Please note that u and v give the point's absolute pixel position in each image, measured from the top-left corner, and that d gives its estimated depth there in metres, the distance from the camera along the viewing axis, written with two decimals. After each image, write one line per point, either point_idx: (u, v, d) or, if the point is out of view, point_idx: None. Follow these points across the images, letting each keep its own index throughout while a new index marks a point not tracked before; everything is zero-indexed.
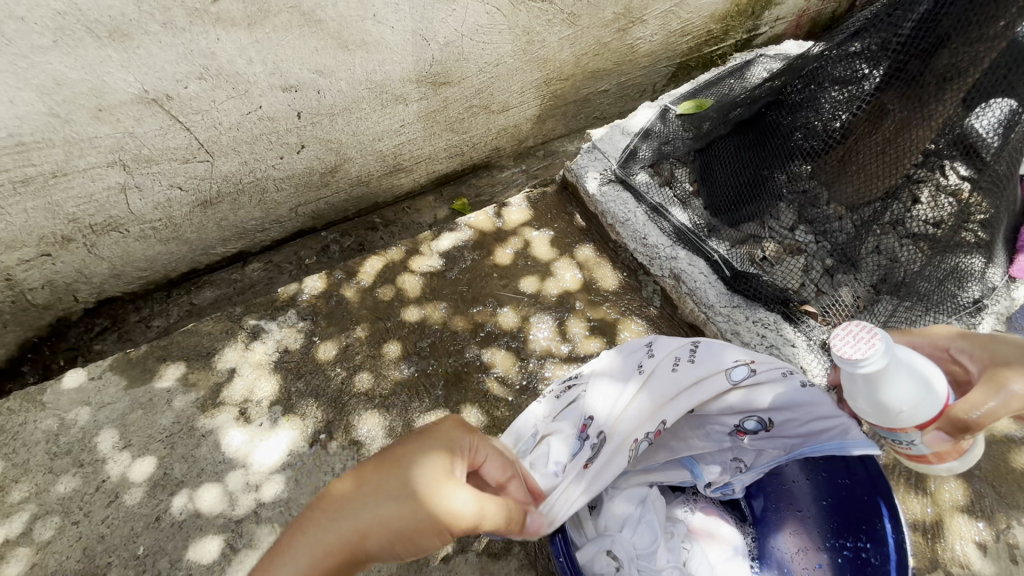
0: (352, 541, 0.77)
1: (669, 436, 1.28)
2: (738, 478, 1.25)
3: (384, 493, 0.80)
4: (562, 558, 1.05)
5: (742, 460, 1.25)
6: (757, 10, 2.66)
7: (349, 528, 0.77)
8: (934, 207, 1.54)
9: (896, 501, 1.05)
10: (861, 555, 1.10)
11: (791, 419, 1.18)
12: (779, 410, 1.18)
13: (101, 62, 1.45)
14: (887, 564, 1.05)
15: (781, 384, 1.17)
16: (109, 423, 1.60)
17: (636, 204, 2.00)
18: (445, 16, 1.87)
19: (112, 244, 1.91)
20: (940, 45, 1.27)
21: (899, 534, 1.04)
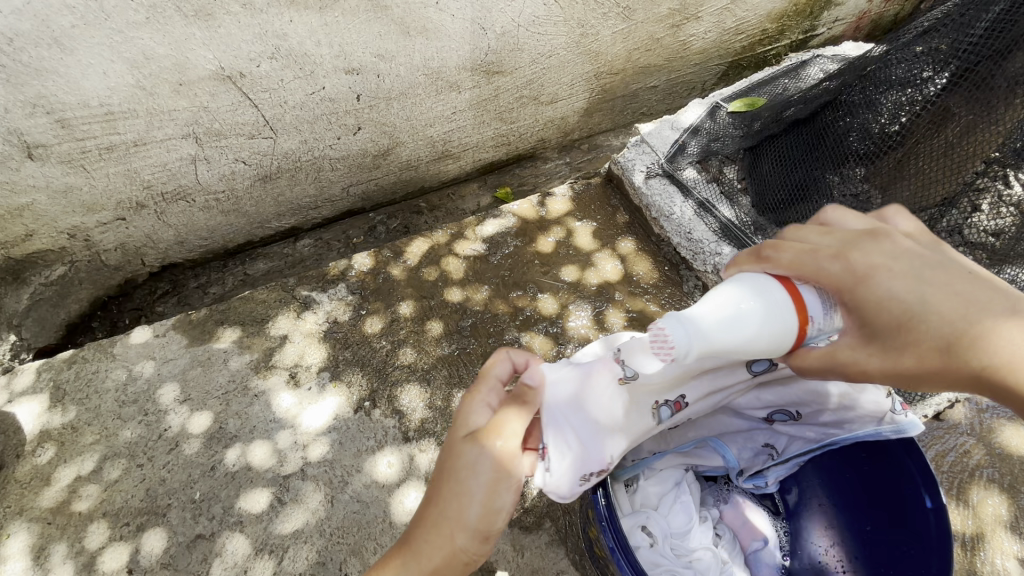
0: (450, 559, 0.90)
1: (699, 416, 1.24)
2: (772, 469, 1.25)
3: (458, 500, 0.90)
4: (604, 523, 1.10)
5: (773, 447, 1.24)
6: (816, 10, 2.61)
7: (437, 543, 0.90)
8: (995, 216, 1.54)
9: (942, 497, 1.03)
10: (901, 547, 1.10)
11: (817, 410, 1.15)
12: (805, 404, 1.15)
13: (186, 39, 1.55)
14: (926, 557, 1.05)
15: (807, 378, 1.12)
16: (172, 377, 1.72)
17: (683, 199, 1.98)
18: (504, 7, 1.91)
19: (179, 213, 2.03)
20: (1014, 47, 1.24)
21: (941, 528, 1.02)
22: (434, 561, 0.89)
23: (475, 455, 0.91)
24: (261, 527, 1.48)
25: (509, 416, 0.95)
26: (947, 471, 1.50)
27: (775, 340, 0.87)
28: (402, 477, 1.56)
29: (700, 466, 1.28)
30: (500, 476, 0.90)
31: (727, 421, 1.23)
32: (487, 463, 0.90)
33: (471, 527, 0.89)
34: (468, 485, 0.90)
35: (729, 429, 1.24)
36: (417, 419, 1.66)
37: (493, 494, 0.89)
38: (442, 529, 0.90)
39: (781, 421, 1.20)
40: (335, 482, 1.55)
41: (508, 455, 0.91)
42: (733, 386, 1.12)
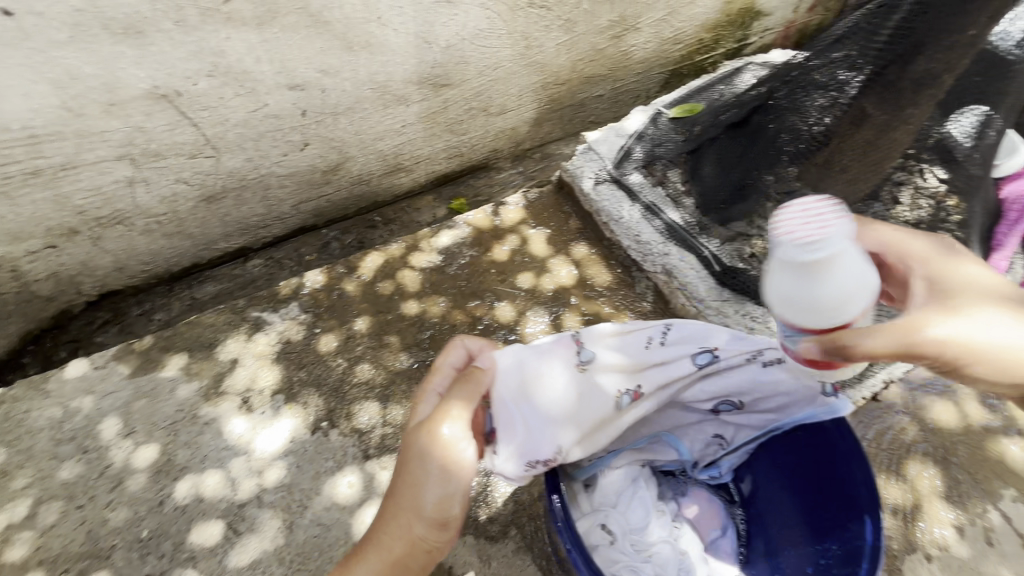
0: (410, 548, 0.93)
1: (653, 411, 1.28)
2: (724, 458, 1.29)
3: (409, 491, 0.92)
4: (560, 525, 1.10)
5: (723, 437, 1.28)
6: (746, 20, 2.76)
7: (395, 535, 0.93)
8: (915, 209, 1.69)
9: (873, 471, 1.10)
10: (839, 523, 1.14)
11: (758, 398, 1.21)
12: (745, 393, 1.21)
13: (115, 58, 1.51)
14: (862, 530, 1.09)
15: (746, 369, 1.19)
16: (114, 410, 1.64)
17: (631, 203, 2.05)
18: (447, 20, 1.93)
19: (117, 238, 1.94)
20: (915, 52, 1.36)
21: (873, 501, 1.08)
22: (394, 551, 0.93)
23: (421, 444, 0.93)
24: (215, 561, 1.42)
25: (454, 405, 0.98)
26: (885, 449, 1.60)
27: (843, 299, 0.94)
28: (364, 496, 1.52)
29: (657, 461, 1.31)
30: (445, 465, 0.91)
31: (679, 415, 1.28)
32: (431, 450, 0.92)
33: (423, 514, 0.91)
34: (415, 474, 0.92)
35: (681, 421, 1.28)
36: (377, 436, 1.63)
37: (443, 484, 0.91)
38: (397, 520, 0.93)
39: (727, 411, 1.25)
40: (294, 506, 1.50)
41: (452, 442, 0.93)
42: (678, 381, 1.21)
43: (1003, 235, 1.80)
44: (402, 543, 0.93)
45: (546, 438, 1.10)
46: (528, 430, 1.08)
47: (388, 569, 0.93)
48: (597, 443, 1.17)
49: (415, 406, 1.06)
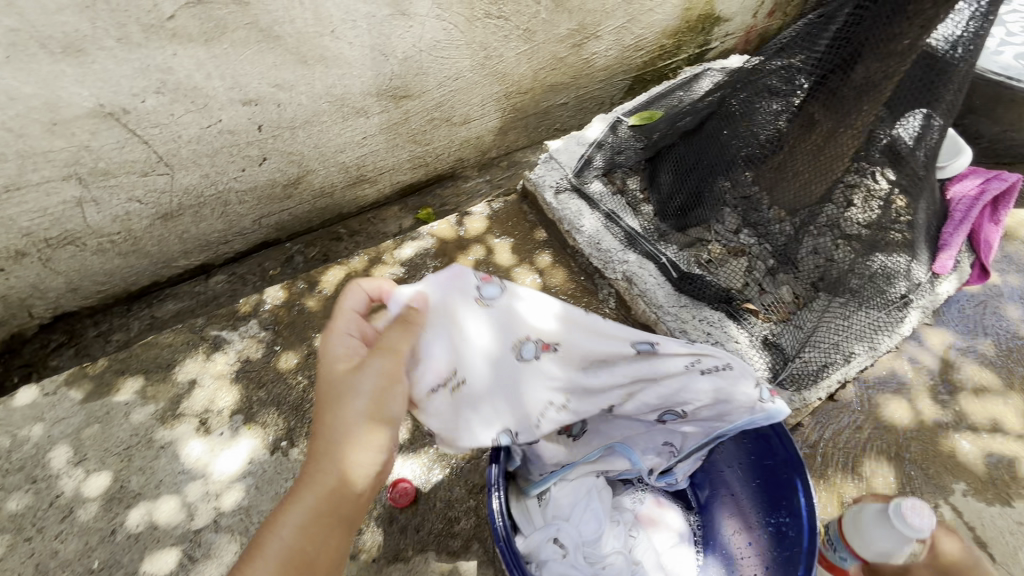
0: (344, 480, 0.93)
1: (601, 422, 1.30)
2: (680, 466, 1.31)
3: (344, 421, 0.95)
4: (502, 544, 1.09)
5: (673, 444, 1.29)
6: (706, 26, 2.81)
7: (331, 469, 0.92)
8: (867, 210, 1.66)
9: (810, 478, 1.14)
10: (782, 529, 1.20)
11: (698, 407, 1.19)
12: (686, 403, 1.19)
13: (56, 77, 1.48)
14: (802, 535, 1.15)
15: (684, 377, 1.16)
16: (65, 437, 1.59)
17: (591, 211, 2.05)
18: (403, 32, 1.93)
19: (69, 258, 1.90)
20: (853, 61, 1.39)
21: (811, 507, 1.13)
22: (330, 487, 0.92)
23: (360, 374, 0.98)
24: None
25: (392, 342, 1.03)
26: (842, 448, 1.64)
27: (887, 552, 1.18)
28: None
29: (612, 472, 1.32)
30: (387, 389, 0.99)
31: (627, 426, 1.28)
32: (373, 377, 0.98)
33: (365, 438, 0.94)
34: (354, 401, 0.96)
35: (630, 431, 1.28)
36: None
37: (382, 409, 0.98)
38: (333, 453, 0.93)
39: (670, 422, 1.24)
40: (252, 530, 1.47)
41: (391, 370, 1.01)
42: (613, 358, 1.18)
43: (949, 235, 1.85)
44: (337, 477, 0.93)
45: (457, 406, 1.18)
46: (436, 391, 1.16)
47: (324, 503, 0.92)
48: (494, 386, 1.18)
49: (323, 358, 1.03)
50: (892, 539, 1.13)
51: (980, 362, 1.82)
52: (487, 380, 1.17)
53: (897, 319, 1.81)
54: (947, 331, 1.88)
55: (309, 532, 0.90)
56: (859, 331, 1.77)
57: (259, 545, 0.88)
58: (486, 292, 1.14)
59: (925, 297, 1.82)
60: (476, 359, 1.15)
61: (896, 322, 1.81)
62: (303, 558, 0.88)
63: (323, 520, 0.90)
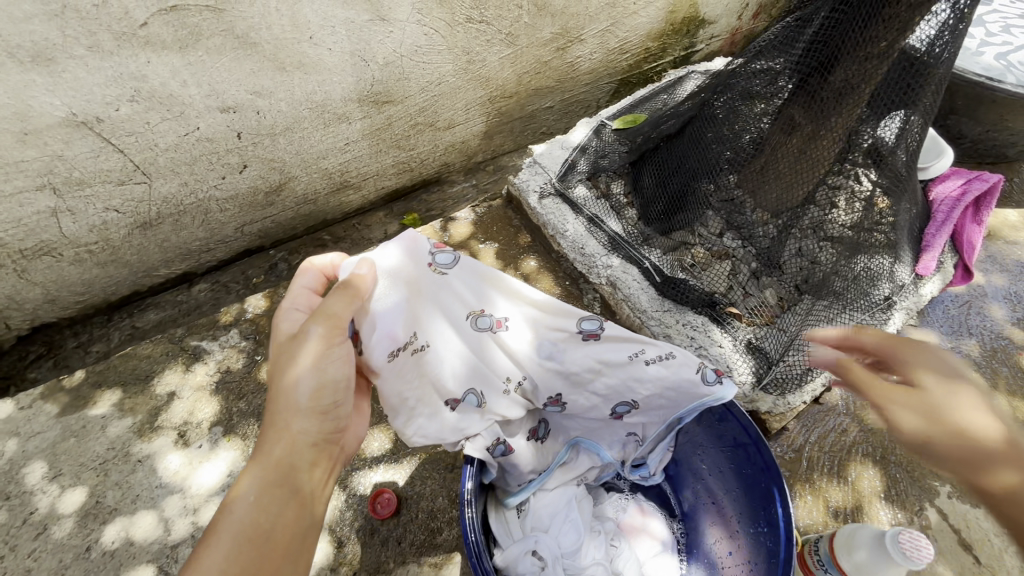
0: (290, 445, 1.02)
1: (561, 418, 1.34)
2: (652, 456, 1.34)
3: (285, 391, 1.03)
4: (473, 558, 1.06)
5: (637, 434, 1.31)
6: (691, 29, 2.81)
7: (277, 435, 1.01)
8: (851, 212, 1.62)
9: (786, 486, 1.14)
10: (761, 538, 1.19)
11: (650, 395, 1.24)
12: (637, 392, 1.24)
13: (25, 86, 1.45)
14: (778, 545, 1.14)
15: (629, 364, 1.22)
16: (39, 452, 1.56)
17: (575, 216, 2.04)
18: (383, 37, 1.91)
19: (45, 269, 1.87)
20: (832, 63, 1.39)
21: (787, 517, 1.13)
22: (276, 452, 1.01)
23: (296, 345, 1.04)
24: None
25: (327, 308, 1.05)
26: (828, 451, 1.63)
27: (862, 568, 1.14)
28: None
29: (589, 475, 1.35)
30: (321, 357, 1.04)
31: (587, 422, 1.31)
32: (308, 343, 1.03)
33: (305, 409, 1.04)
34: (291, 372, 1.03)
35: (589, 427, 1.32)
36: None
37: (321, 375, 1.04)
38: (278, 422, 1.02)
39: (626, 413, 1.28)
40: None
41: (327, 336, 1.04)
42: (558, 331, 1.22)
43: (931, 236, 1.85)
44: (284, 441, 1.02)
45: (416, 377, 1.17)
46: (396, 363, 1.14)
47: (273, 474, 0.99)
48: (448, 355, 1.18)
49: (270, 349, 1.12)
50: (881, 567, 1.09)
51: (965, 362, 1.81)
52: (444, 348, 1.18)
53: (881, 321, 1.80)
54: (931, 333, 1.88)
55: (262, 502, 0.96)
56: None
57: (215, 522, 0.93)
58: (439, 259, 1.18)
59: (909, 299, 1.81)
60: (431, 326, 1.17)
61: (880, 324, 1.81)
62: (259, 527, 0.94)
63: (275, 488, 0.98)
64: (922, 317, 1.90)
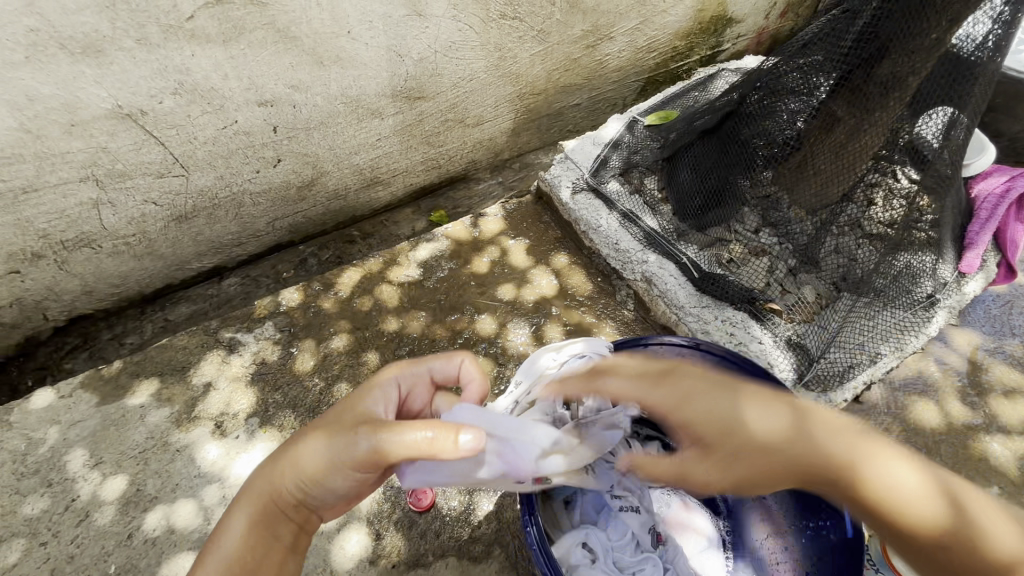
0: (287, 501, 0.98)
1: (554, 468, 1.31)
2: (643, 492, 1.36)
3: (303, 453, 0.96)
4: (536, 546, 1.06)
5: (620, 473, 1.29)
6: (719, 27, 2.79)
7: (279, 483, 0.97)
8: (889, 209, 1.63)
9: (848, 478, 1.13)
10: (822, 532, 1.19)
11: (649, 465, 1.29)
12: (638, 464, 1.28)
13: (74, 78, 1.47)
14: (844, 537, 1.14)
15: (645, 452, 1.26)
16: (80, 440, 1.58)
17: (608, 211, 2.03)
18: (418, 33, 1.92)
19: (84, 261, 1.89)
20: (881, 54, 1.38)
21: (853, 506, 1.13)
22: (267, 497, 0.97)
23: (343, 435, 0.94)
24: None
25: (390, 444, 0.90)
26: None
27: None
28: (343, 521, 1.45)
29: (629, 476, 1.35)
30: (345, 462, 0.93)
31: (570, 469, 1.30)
32: (348, 448, 0.93)
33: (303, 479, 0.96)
34: (319, 446, 0.95)
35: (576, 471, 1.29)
36: None
37: (333, 475, 0.95)
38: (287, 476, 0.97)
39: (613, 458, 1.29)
40: None
41: (366, 458, 0.92)
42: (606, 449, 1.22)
43: (975, 234, 1.82)
44: (282, 497, 0.98)
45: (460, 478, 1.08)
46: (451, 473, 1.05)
47: (262, 516, 0.97)
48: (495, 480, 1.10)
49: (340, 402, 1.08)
50: None
51: (1010, 363, 1.78)
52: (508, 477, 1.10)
53: (924, 319, 1.77)
54: (973, 332, 1.85)
55: (245, 546, 0.95)
56: (885, 331, 1.74)
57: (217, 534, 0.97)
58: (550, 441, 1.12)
59: (953, 297, 1.78)
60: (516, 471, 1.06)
61: (923, 322, 1.78)
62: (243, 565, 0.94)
63: (261, 530, 0.96)
64: (963, 317, 1.87)
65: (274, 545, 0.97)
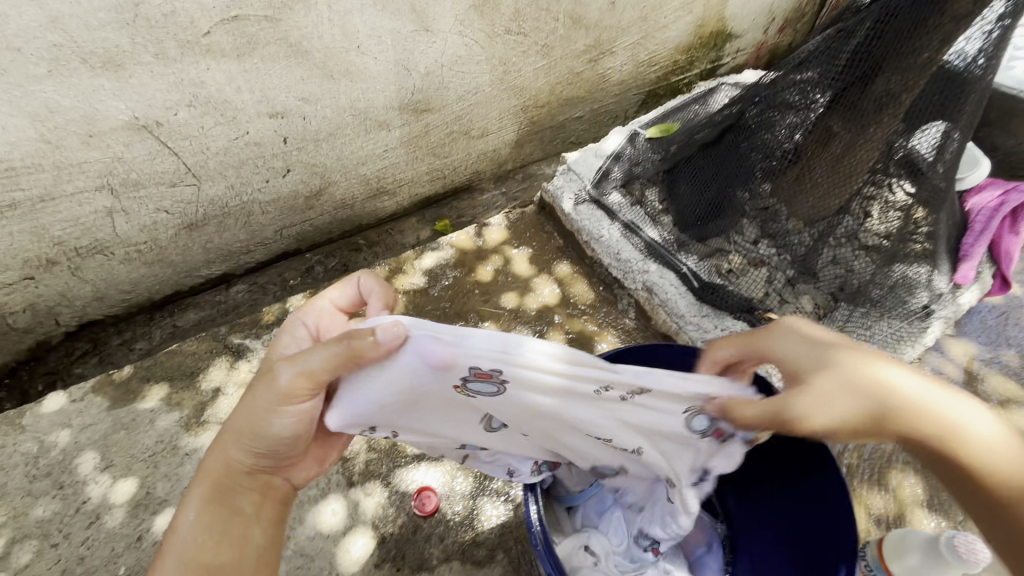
0: (234, 466, 1.06)
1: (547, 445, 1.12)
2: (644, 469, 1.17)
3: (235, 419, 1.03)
4: (540, 546, 1.10)
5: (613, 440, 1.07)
6: (719, 42, 2.85)
7: (221, 452, 1.05)
8: (886, 221, 1.65)
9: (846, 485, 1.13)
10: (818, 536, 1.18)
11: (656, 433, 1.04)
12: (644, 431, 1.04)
13: (94, 91, 1.52)
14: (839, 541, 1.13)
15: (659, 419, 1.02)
16: (91, 444, 1.61)
17: (610, 222, 2.08)
18: (426, 48, 1.97)
19: (97, 267, 1.93)
20: (874, 73, 1.42)
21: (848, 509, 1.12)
22: (215, 472, 1.06)
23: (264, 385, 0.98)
24: None
25: (309, 361, 0.91)
26: (868, 458, 1.63)
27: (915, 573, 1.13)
28: (349, 524, 1.48)
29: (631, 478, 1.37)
30: (275, 409, 0.98)
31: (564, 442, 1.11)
32: (270, 393, 0.96)
33: (241, 444, 1.04)
34: (247, 405, 1.00)
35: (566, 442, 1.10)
36: (360, 464, 1.57)
37: (267, 428, 1.00)
38: (228, 444, 1.05)
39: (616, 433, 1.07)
40: None
41: (291, 393, 0.95)
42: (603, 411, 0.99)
43: (970, 246, 1.85)
44: (226, 462, 1.05)
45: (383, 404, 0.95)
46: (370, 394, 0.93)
47: (212, 491, 1.06)
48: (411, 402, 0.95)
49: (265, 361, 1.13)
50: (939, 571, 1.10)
51: (1005, 373, 1.81)
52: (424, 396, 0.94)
53: (919, 329, 1.82)
54: (969, 343, 1.88)
55: (204, 522, 1.04)
56: (881, 340, 1.81)
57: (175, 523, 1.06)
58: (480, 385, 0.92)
59: (948, 308, 1.80)
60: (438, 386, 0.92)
61: (919, 332, 1.82)
62: (205, 542, 1.04)
63: (213, 506, 1.06)
64: (958, 327, 1.90)
65: (232, 513, 1.07)
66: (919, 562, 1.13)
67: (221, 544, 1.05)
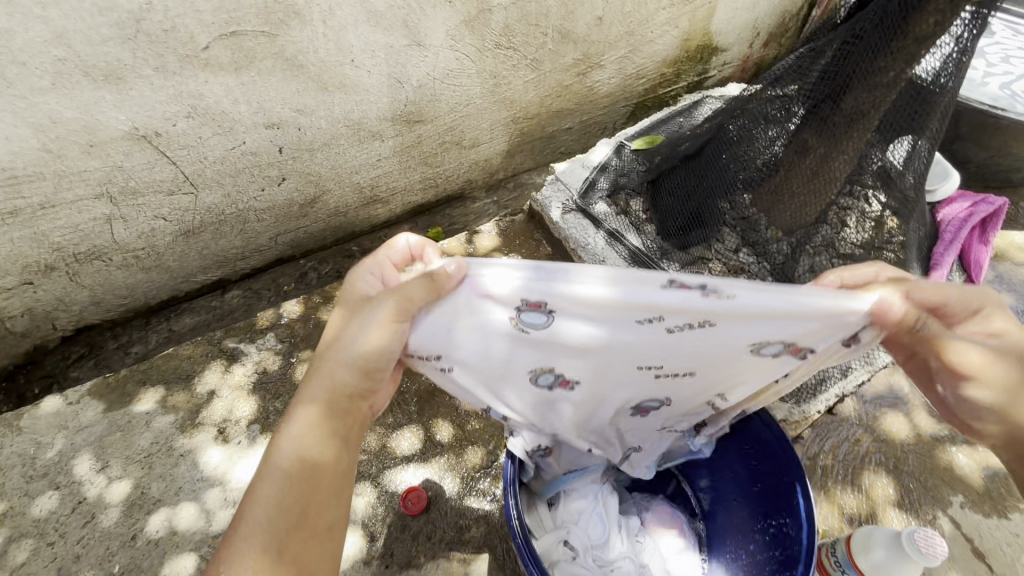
0: (334, 391, 1.02)
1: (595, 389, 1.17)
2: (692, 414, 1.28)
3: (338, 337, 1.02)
4: (518, 539, 1.14)
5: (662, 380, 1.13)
6: (705, 56, 2.93)
7: (322, 372, 1.02)
8: (861, 229, 1.82)
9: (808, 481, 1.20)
10: (783, 529, 1.25)
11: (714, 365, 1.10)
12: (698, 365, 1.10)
13: (95, 103, 1.57)
14: (801, 533, 1.19)
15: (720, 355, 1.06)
16: (87, 445, 1.65)
17: (595, 229, 2.12)
18: (418, 62, 2.04)
19: (95, 273, 1.98)
20: (844, 91, 1.49)
21: (808, 503, 1.19)
22: (317, 395, 1.02)
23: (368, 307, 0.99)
24: None
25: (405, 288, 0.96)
26: (842, 459, 1.69)
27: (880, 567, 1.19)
28: None
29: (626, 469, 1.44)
30: (382, 326, 0.97)
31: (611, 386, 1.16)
32: (374, 311, 0.98)
33: (349, 365, 1.01)
34: (352, 326, 1.00)
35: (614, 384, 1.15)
36: None
37: (369, 353, 0.99)
38: (331, 364, 1.02)
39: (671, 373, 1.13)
40: None
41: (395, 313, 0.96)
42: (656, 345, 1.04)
43: (941, 253, 1.91)
44: (329, 385, 1.02)
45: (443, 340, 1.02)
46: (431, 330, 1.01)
47: (317, 414, 1.02)
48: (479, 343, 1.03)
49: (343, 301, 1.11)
50: (900, 566, 1.15)
51: None
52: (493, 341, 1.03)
53: None
54: None
55: (309, 441, 1.00)
56: None
57: (270, 451, 1.00)
58: (530, 319, 0.98)
59: None
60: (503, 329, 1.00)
61: None
62: (306, 461, 0.99)
63: (319, 426, 1.01)
64: None
65: (335, 434, 1.02)
66: (883, 557, 1.18)
67: (319, 464, 1.00)
